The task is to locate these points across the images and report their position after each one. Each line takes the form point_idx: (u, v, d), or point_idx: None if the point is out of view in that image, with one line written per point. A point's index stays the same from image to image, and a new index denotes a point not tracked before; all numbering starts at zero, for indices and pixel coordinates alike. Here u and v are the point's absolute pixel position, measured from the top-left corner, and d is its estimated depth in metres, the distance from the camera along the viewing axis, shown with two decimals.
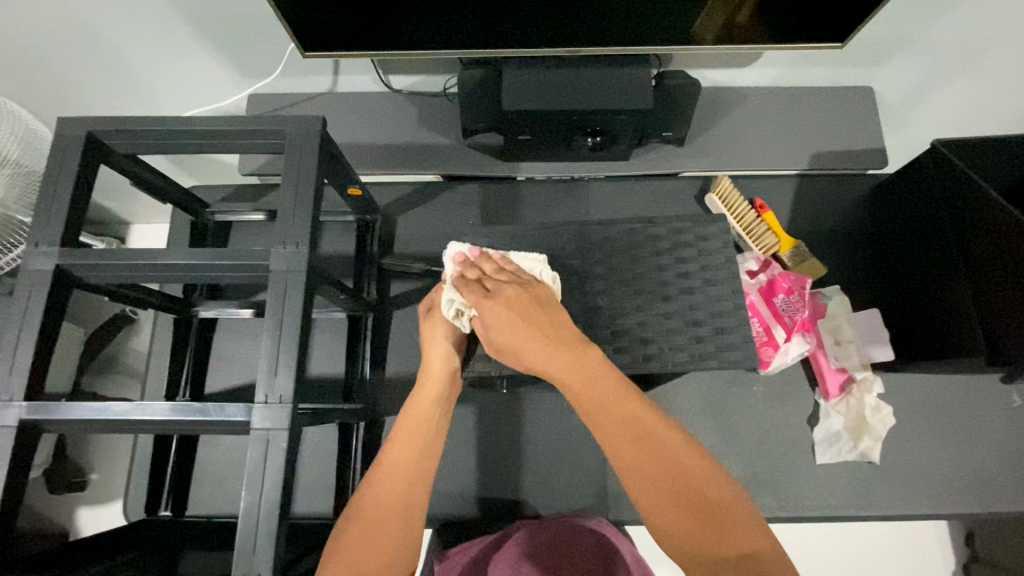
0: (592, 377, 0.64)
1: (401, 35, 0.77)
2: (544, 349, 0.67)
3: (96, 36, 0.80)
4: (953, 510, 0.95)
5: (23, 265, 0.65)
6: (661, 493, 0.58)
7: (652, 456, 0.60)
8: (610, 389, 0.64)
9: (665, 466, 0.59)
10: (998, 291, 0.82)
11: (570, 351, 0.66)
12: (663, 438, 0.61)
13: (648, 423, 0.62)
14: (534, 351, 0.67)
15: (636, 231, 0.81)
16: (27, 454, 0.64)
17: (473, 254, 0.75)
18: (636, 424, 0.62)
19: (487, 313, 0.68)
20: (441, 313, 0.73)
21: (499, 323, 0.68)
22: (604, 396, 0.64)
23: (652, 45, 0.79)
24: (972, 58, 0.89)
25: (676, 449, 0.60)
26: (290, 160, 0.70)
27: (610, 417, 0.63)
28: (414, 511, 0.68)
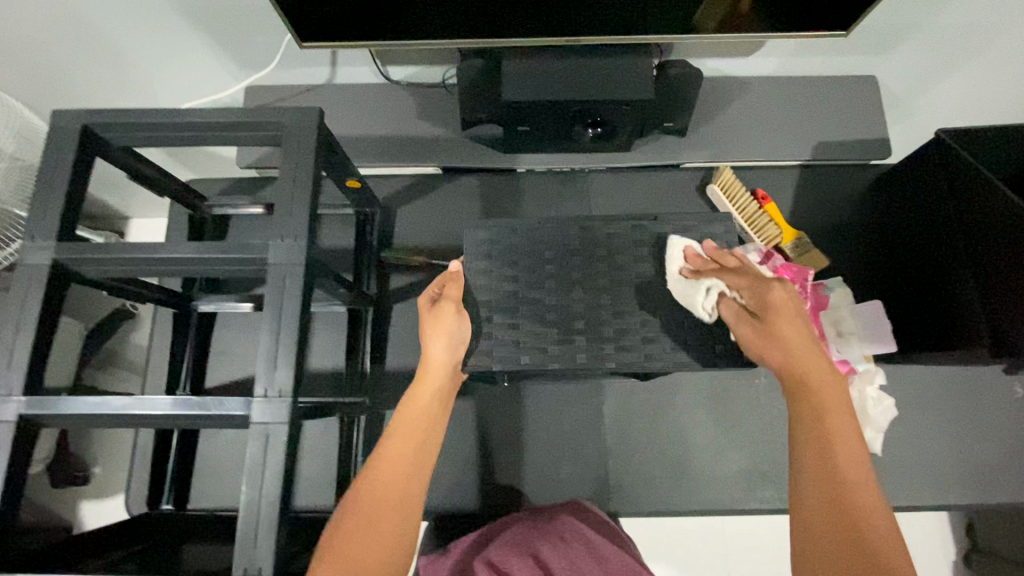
0: (829, 382, 0.59)
1: (399, 26, 0.76)
2: (794, 339, 0.62)
3: (89, 28, 0.79)
4: (954, 501, 0.95)
5: (21, 259, 0.65)
6: (821, 511, 0.52)
7: (823, 470, 0.54)
8: (839, 395, 0.58)
9: (826, 474, 0.54)
10: (1003, 283, 0.80)
11: (818, 350, 0.61)
12: (852, 472, 0.53)
13: (849, 455, 0.54)
14: (789, 341, 0.62)
15: (641, 228, 0.81)
16: (26, 449, 0.64)
17: (708, 249, 0.75)
18: (832, 442, 0.56)
19: (771, 298, 0.64)
20: (694, 303, 0.73)
21: (786, 310, 0.63)
22: (824, 413, 0.57)
23: (654, 34, 0.78)
24: (977, 46, 0.88)
25: (847, 477, 0.53)
26: (287, 153, 0.69)
27: (820, 406, 0.58)
28: (409, 511, 0.66)
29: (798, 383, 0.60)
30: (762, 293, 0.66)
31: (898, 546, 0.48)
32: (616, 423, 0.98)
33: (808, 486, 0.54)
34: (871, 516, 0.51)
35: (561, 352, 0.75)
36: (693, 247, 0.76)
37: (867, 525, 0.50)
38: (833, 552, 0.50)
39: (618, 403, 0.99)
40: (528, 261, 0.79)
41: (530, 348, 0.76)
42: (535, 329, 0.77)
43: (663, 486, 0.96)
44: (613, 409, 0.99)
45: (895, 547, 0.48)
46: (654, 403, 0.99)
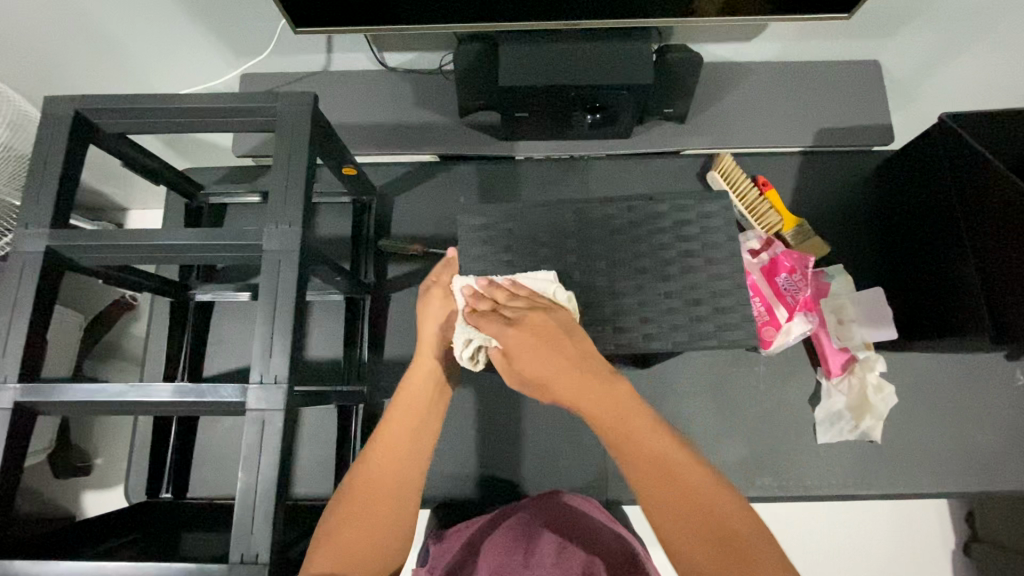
0: (631, 409, 0.63)
1: (394, 10, 0.75)
2: (567, 378, 0.65)
3: (80, 15, 0.78)
4: (955, 488, 0.95)
5: (14, 247, 0.65)
6: (680, 519, 0.56)
7: (664, 477, 0.58)
8: (642, 421, 0.62)
9: (673, 487, 0.57)
10: (1005, 270, 0.80)
11: (583, 376, 0.65)
12: (682, 467, 0.58)
13: (657, 449, 0.60)
14: (558, 382, 0.65)
15: (637, 208, 0.79)
16: (24, 436, 0.64)
17: (481, 287, 0.71)
18: (653, 458, 0.59)
19: (515, 343, 0.66)
20: (456, 346, 0.71)
21: (533, 354, 0.66)
22: (630, 443, 0.61)
23: (653, 17, 0.76)
24: (982, 28, 0.86)
25: (686, 475, 0.58)
26: (281, 139, 0.68)
27: (635, 437, 0.61)
28: (405, 498, 0.67)
29: (609, 423, 0.62)
30: (513, 337, 0.67)
31: (739, 512, 0.56)
32: None
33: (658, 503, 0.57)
34: (712, 495, 0.57)
35: None
36: (468, 286, 0.71)
37: (715, 514, 0.56)
38: (710, 551, 0.54)
39: None
40: (523, 244, 0.79)
41: None
42: None
43: None
44: None
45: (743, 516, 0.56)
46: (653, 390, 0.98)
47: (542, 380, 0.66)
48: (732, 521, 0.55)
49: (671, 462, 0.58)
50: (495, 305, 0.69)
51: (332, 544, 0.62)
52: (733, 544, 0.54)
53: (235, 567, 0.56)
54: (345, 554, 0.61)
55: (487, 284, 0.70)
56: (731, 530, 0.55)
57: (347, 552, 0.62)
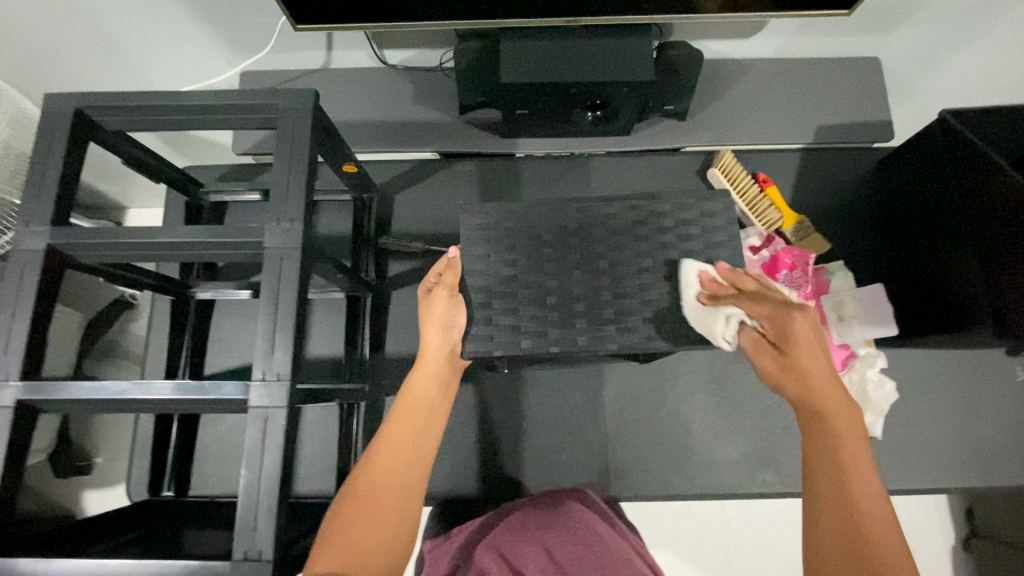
0: (843, 421, 0.64)
1: (395, 7, 0.75)
2: (828, 382, 0.67)
3: (81, 13, 0.77)
4: (955, 484, 0.95)
5: (15, 244, 0.64)
6: (830, 519, 0.58)
7: (834, 478, 0.61)
8: (849, 434, 0.63)
9: (842, 492, 0.59)
10: (1005, 262, 0.80)
11: (832, 383, 0.67)
12: (857, 481, 0.60)
13: (852, 461, 0.61)
14: (822, 379, 0.67)
15: (640, 208, 0.79)
16: (25, 434, 0.64)
17: (722, 273, 0.75)
18: (837, 465, 0.61)
19: (794, 330, 0.69)
20: (716, 326, 0.73)
21: (807, 343, 0.69)
22: (827, 443, 0.63)
23: (655, 13, 0.76)
24: (984, 22, 0.86)
25: (861, 486, 0.59)
26: (282, 136, 0.68)
27: (827, 439, 0.64)
28: (409, 502, 0.68)
29: (807, 421, 0.66)
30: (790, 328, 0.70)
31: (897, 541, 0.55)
32: (617, 408, 0.98)
33: (823, 495, 0.60)
34: (878, 514, 0.57)
35: (558, 336, 0.75)
36: (704, 272, 0.75)
37: (873, 528, 0.56)
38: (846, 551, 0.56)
39: (618, 389, 0.99)
40: (527, 243, 0.78)
41: (529, 331, 0.75)
42: (534, 312, 0.76)
43: (665, 471, 0.96)
44: (613, 394, 0.99)
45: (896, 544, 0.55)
46: (654, 387, 0.99)
47: (803, 373, 0.68)
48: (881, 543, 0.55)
49: (848, 472, 0.60)
50: (756, 292, 0.73)
51: (337, 549, 0.61)
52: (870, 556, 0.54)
53: (238, 565, 0.56)
54: (351, 558, 0.61)
55: (732, 270, 0.74)
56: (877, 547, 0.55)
57: (353, 556, 0.61)
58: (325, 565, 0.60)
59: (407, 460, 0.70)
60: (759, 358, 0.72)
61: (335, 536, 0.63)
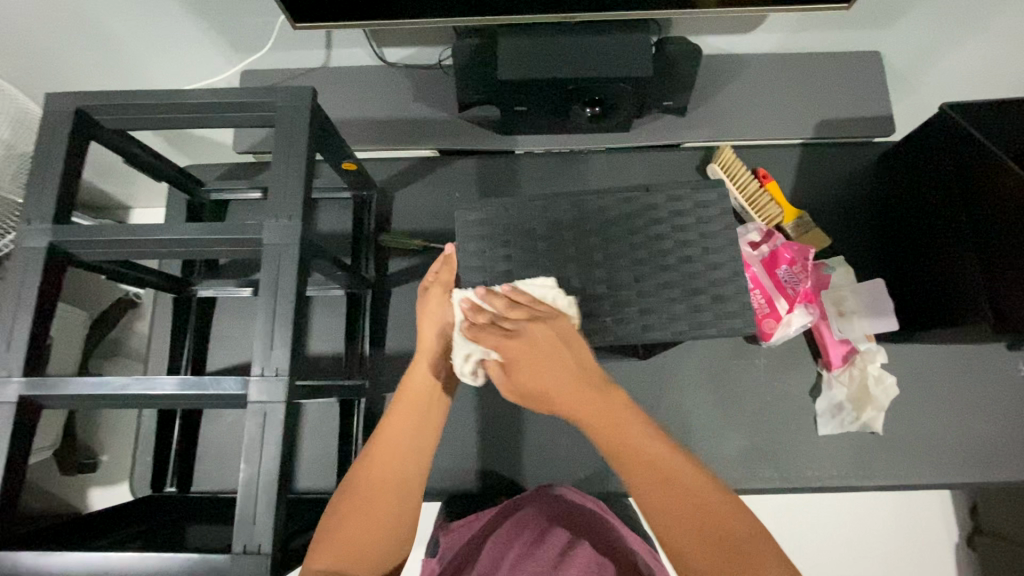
0: (622, 420, 0.64)
1: (392, 4, 0.75)
2: (577, 393, 0.67)
3: (82, 13, 0.78)
4: (956, 480, 0.95)
5: (18, 242, 0.65)
6: (680, 528, 0.56)
7: (656, 473, 0.60)
8: (636, 432, 0.63)
9: (675, 485, 0.59)
10: (1005, 257, 0.80)
11: (583, 392, 0.67)
12: (671, 473, 0.59)
13: (651, 450, 0.61)
14: (563, 392, 0.67)
15: (634, 200, 0.78)
16: (28, 429, 0.64)
17: (478, 300, 0.72)
18: (648, 458, 0.61)
19: (515, 353, 0.69)
20: (462, 359, 0.73)
21: (535, 361, 0.69)
22: (628, 450, 0.62)
23: (652, 9, 0.76)
24: (985, 15, 0.85)
25: (678, 469, 0.60)
26: (280, 133, 0.68)
27: (632, 444, 0.62)
28: (404, 499, 0.67)
29: (603, 435, 0.64)
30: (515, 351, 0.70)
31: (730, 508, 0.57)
32: None
33: (657, 499, 0.59)
34: (702, 488, 0.58)
35: None
36: (468, 298, 0.73)
37: (708, 508, 0.57)
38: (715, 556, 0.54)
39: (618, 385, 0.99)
40: (521, 238, 0.79)
41: None
42: None
43: None
44: None
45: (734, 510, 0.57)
46: (654, 382, 0.99)
47: (545, 393, 0.68)
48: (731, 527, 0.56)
49: (668, 472, 0.59)
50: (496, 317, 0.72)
51: (337, 543, 0.63)
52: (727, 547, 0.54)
53: (238, 558, 0.57)
54: (349, 554, 0.62)
55: (483, 296, 0.72)
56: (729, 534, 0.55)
57: (351, 552, 0.63)
58: (322, 563, 0.61)
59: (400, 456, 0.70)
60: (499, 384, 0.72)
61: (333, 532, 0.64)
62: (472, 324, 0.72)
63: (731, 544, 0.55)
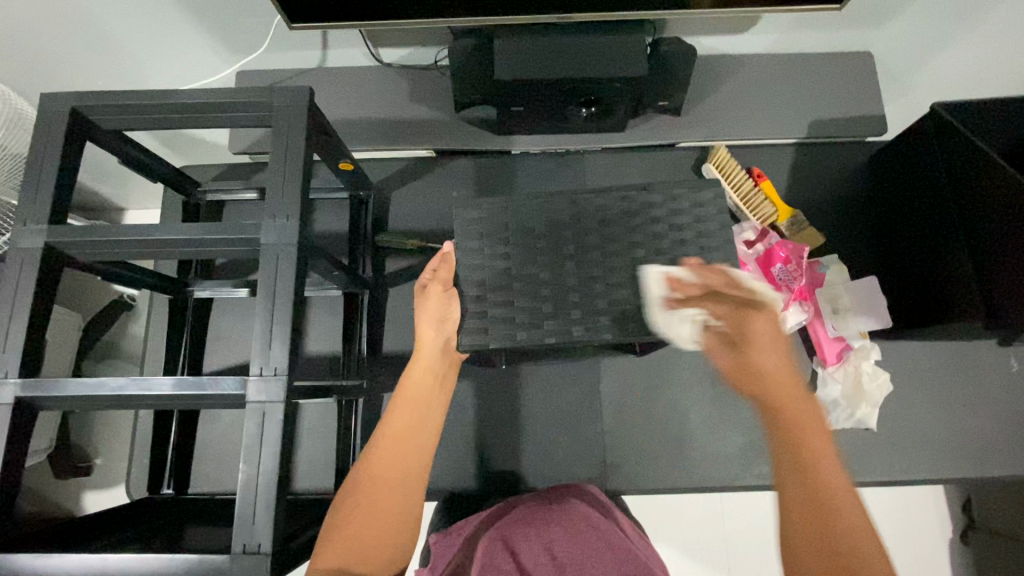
0: (797, 405, 0.62)
1: (389, 4, 0.75)
2: (779, 376, 0.65)
3: (77, 13, 0.78)
4: (950, 474, 0.96)
5: (13, 243, 0.65)
6: (802, 510, 0.55)
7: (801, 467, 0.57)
8: (809, 416, 0.61)
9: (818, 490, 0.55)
10: (997, 255, 0.81)
11: (790, 376, 0.65)
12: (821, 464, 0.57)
13: (819, 447, 0.59)
14: (774, 374, 0.65)
15: (631, 198, 0.79)
16: (25, 431, 0.64)
17: (682, 275, 0.73)
18: (812, 458, 0.57)
19: (749, 327, 0.68)
20: (675, 326, 0.73)
21: (763, 341, 0.67)
22: (795, 427, 0.60)
23: (648, 9, 0.77)
24: (976, 15, 0.87)
25: (835, 483, 0.56)
26: (278, 133, 0.68)
27: (800, 423, 0.61)
28: (410, 495, 0.68)
29: (773, 409, 0.63)
30: (744, 325, 0.69)
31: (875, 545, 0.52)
32: (613, 401, 0.99)
33: (795, 486, 0.57)
34: (849, 505, 0.54)
35: (555, 328, 0.76)
36: (667, 272, 0.74)
37: (845, 524, 0.53)
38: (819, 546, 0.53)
39: (615, 382, 0.99)
40: (519, 237, 0.79)
41: (526, 324, 0.76)
42: (529, 304, 0.76)
43: (662, 463, 0.96)
44: (611, 387, 0.99)
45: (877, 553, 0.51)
46: (651, 379, 0.99)
47: (757, 371, 0.66)
48: (853, 534, 0.52)
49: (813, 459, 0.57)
50: (721, 292, 0.72)
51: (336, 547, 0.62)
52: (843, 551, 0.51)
53: (237, 558, 0.57)
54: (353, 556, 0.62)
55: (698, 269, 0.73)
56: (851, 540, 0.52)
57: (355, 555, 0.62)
58: (327, 563, 0.60)
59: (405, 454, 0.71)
60: (714, 357, 0.71)
61: (336, 533, 0.63)
62: (681, 297, 0.73)
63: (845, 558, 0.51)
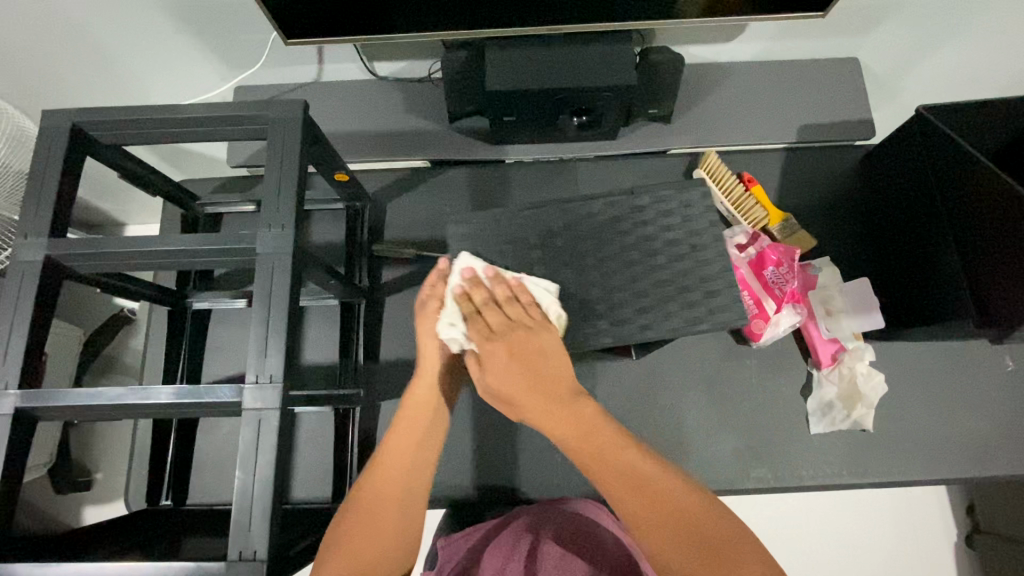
0: (596, 429, 0.65)
1: (382, 20, 0.77)
2: (546, 408, 0.67)
3: (77, 31, 0.80)
4: (950, 476, 0.96)
5: (15, 256, 0.66)
6: (671, 540, 0.56)
7: (632, 483, 0.60)
8: (608, 437, 0.64)
9: (663, 506, 0.58)
10: (991, 257, 0.81)
11: (562, 397, 0.68)
12: (655, 481, 0.60)
13: (637, 468, 0.61)
14: (530, 406, 0.68)
15: (619, 204, 0.80)
16: (24, 442, 0.65)
17: (472, 281, 0.73)
18: (635, 476, 0.60)
19: (487, 356, 0.70)
20: (451, 342, 0.73)
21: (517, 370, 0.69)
22: (606, 457, 0.62)
23: (636, 20, 0.78)
24: (958, 19, 0.88)
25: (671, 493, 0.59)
26: (273, 145, 0.70)
27: (607, 454, 0.62)
28: (412, 505, 0.70)
29: (584, 451, 0.64)
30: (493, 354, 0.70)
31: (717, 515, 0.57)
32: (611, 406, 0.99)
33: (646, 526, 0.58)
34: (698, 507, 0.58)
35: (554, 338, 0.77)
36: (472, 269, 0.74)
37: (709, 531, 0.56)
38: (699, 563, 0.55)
39: (612, 388, 1.00)
40: (515, 250, 0.80)
41: None
42: None
43: None
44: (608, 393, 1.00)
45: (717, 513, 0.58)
46: (647, 384, 1.00)
47: (513, 400, 0.69)
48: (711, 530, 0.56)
49: (648, 478, 0.60)
50: (484, 304, 0.72)
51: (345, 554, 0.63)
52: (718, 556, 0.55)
53: (234, 566, 0.57)
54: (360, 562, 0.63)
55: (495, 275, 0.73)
56: (708, 535, 0.56)
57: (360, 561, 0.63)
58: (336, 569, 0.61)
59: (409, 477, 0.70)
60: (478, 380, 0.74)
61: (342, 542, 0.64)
62: (466, 303, 0.73)
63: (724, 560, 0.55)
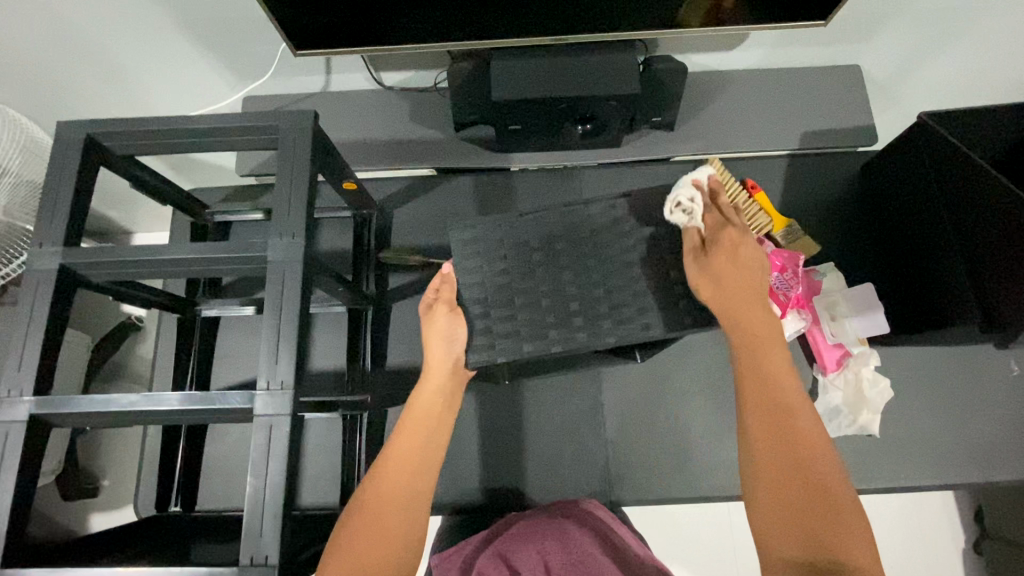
0: (770, 356, 0.68)
1: (390, 32, 0.79)
2: (751, 312, 0.71)
3: (91, 44, 0.81)
4: (957, 481, 0.96)
5: (30, 265, 0.67)
6: (784, 469, 0.60)
7: (779, 413, 0.63)
8: (781, 371, 0.67)
9: (793, 444, 0.61)
10: (998, 260, 0.82)
11: (759, 311, 0.71)
12: (801, 424, 0.62)
13: (792, 404, 0.64)
14: (737, 300, 0.71)
15: (618, 206, 0.82)
16: (39, 448, 0.66)
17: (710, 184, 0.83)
18: (784, 411, 0.63)
19: (726, 237, 0.76)
20: (676, 207, 0.80)
21: (733, 259, 0.74)
22: (769, 382, 0.66)
23: (639, 29, 0.79)
24: (957, 26, 0.89)
25: (809, 443, 0.61)
26: (284, 155, 0.71)
27: (770, 383, 0.66)
28: (418, 506, 0.69)
29: (749, 368, 0.68)
30: (723, 235, 0.76)
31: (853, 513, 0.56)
32: (616, 412, 0.99)
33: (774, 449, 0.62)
34: (828, 470, 0.59)
35: (560, 338, 0.77)
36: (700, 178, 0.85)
37: (828, 491, 0.58)
38: (797, 502, 0.58)
39: (617, 394, 1.00)
40: (516, 251, 0.81)
41: (530, 336, 0.78)
42: (532, 316, 0.78)
43: (665, 473, 0.97)
44: (614, 399, 1.00)
45: (843, 490, 0.58)
46: (652, 390, 1.00)
47: (716, 280, 0.73)
48: (832, 491, 0.58)
49: (797, 419, 0.63)
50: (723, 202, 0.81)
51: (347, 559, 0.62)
52: (823, 508, 0.57)
53: (246, 570, 0.57)
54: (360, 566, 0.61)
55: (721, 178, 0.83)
56: (826, 493, 0.58)
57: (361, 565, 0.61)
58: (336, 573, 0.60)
59: (412, 477, 0.71)
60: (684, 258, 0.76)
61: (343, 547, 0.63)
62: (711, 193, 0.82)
63: (823, 515, 0.56)
